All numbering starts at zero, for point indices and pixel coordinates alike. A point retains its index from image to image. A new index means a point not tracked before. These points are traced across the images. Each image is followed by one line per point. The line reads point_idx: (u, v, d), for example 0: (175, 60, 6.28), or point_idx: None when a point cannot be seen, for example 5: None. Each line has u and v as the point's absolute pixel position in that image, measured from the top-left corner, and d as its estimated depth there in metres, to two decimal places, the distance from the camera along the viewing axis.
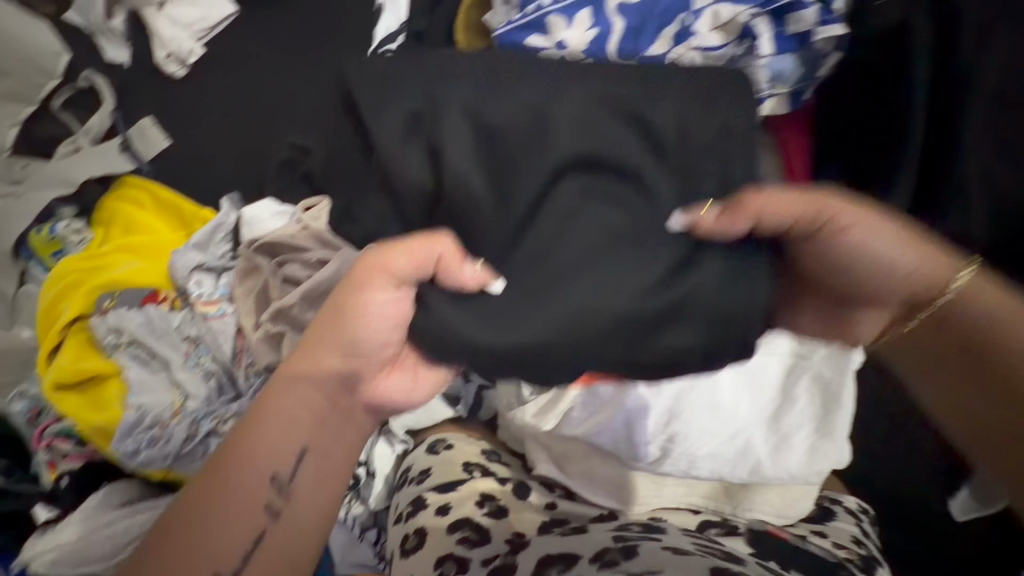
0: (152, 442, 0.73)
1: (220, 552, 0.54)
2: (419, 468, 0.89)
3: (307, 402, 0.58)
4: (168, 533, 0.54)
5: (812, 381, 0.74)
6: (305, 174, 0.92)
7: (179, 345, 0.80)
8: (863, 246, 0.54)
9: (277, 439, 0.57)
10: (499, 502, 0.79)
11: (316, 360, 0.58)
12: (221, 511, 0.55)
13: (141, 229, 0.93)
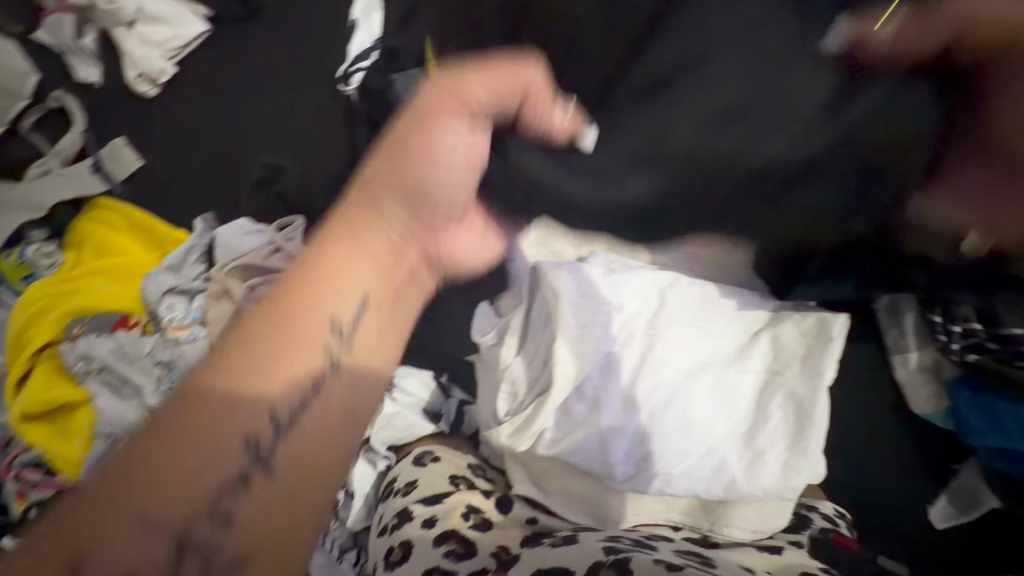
0: None
1: (276, 400, 0.49)
2: (405, 479, 0.88)
3: (371, 244, 0.57)
4: (205, 384, 0.47)
5: (785, 399, 0.74)
6: (280, 193, 0.94)
7: (150, 371, 0.79)
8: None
9: (337, 283, 0.55)
10: (483, 514, 0.79)
11: (372, 205, 0.59)
12: (284, 358, 0.50)
13: (115, 252, 0.92)
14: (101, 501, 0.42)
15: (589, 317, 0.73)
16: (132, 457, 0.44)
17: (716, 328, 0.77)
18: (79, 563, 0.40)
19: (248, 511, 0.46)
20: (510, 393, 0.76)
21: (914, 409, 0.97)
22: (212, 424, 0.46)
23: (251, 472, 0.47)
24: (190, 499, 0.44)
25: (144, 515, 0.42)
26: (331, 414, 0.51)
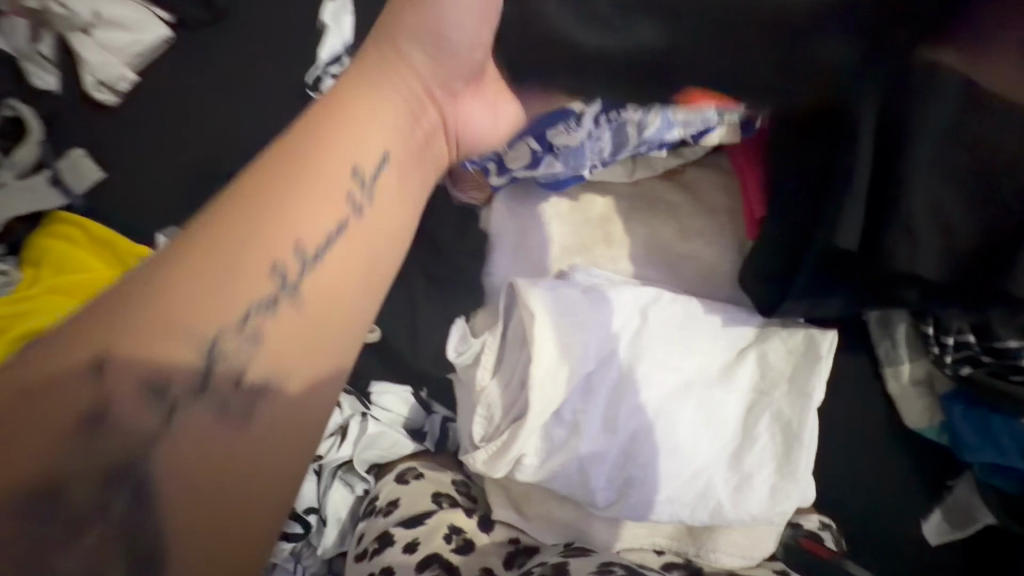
0: None
1: (303, 237, 0.48)
2: (387, 498, 0.85)
3: (388, 102, 0.56)
4: (229, 211, 0.46)
5: (772, 420, 0.71)
6: None
7: None
8: None
9: (359, 131, 0.53)
10: (465, 536, 0.78)
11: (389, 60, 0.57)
12: (301, 198, 0.48)
13: (74, 267, 0.87)
14: (126, 299, 0.41)
15: (567, 335, 0.70)
16: (164, 264, 0.44)
17: (700, 345, 0.73)
18: (105, 362, 0.40)
19: (273, 329, 0.46)
20: (485, 417, 0.72)
21: (907, 422, 0.94)
22: (238, 241, 0.45)
23: (278, 296, 0.46)
24: (225, 303, 0.44)
25: (168, 319, 0.42)
26: (355, 250, 0.51)
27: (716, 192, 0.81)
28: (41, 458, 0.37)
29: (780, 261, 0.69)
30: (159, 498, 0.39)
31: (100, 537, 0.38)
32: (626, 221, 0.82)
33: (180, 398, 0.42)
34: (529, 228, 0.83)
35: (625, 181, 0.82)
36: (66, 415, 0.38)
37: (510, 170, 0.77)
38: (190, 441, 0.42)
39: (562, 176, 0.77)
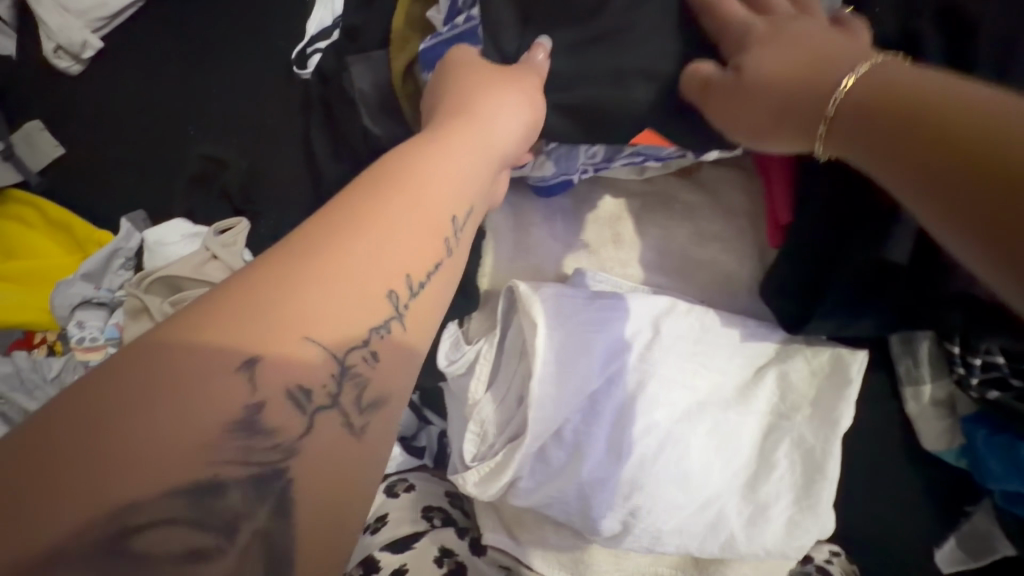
0: None
1: (423, 255, 0.41)
2: (376, 514, 0.81)
3: (495, 122, 0.52)
4: (357, 208, 0.39)
5: (793, 447, 0.65)
6: (224, 191, 0.81)
7: (48, 399, 0.67)
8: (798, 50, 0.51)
9: (471, 149, 0.49)
10: (457, 558, 0.74)
11: (482, 84, 0.54)
12: (389, 242, 0.39)
13: (29, 254, 0.80)
14: (252, 303, 0.33)
15: (574, 347, 0.63)
16: (289, 259, 0.36)
17: (718, 364, 0.67)
18: (254, 364, 0.32)
19: (389, 358, 0.38)
20: (477, 435, 0.65)
21: (924, 445, 0.88)
22: (372, 244, 0.38)
23: (395, 323, 0.38)
24: (351, 320, 0.36)
25: (298, 332, 0.34)
26: (454, 281, 0.45)
27: (737, 192, 0.74)
28: (180, 468, 0.30)
29: (809, 276, 0.64)
30: (301, 507, 0.32)
31: (250, 544, 0.31)
32: (637, 221, 0.76)
33: (241, 515, 0.31)
34: (530, 225, 0.76)
35: (637, 178, 0.75)
36: (207, 422, 0.31)
37: None
38: (321, 468, 0.33)
39: (551, 180, 0.70)
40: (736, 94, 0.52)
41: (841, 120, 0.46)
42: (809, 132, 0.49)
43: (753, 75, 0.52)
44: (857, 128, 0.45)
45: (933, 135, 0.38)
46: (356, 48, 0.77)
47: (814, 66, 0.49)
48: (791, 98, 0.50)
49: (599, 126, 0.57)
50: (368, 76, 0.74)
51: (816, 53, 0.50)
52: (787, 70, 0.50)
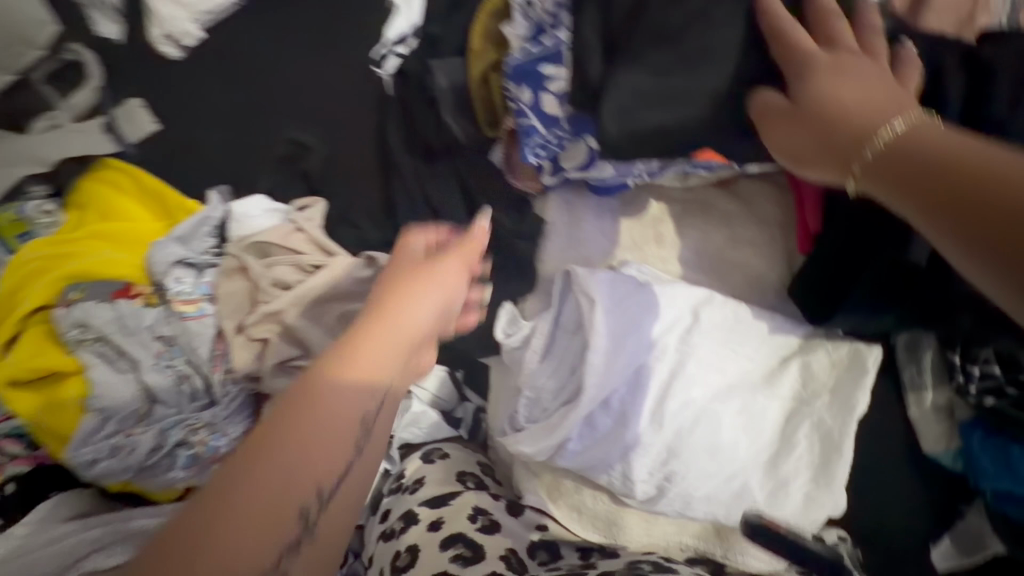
0: (113, 452, 0.64)
1: (331, 470, 0.54)
2: (413, 476, 0.88)
3: (412, 317, 0.64)
4: (280, 431, 0.52)
5: (812, 428, 0.73)
6: (305, 172, 0.90)
7: (149, 345, 0.74)
8: (847, 84, 0.58)
9: (385, 356, 0.60)
10: (491, 516, 0.78)
11: (412, 272, 0.66)
12: (306, 467, 0.52)
13: (121, 216, 0.88)
14: (218, 504, 0.48)
15: (626, 329, 0.71)
16: (215, 504, 0.49)
17: (749, 351, 0.75)
18: None
19: (297, 565, 0.52)
20: (532, 399, 0.73)
21: (924, 448, 0.96)
22: (288, 475, 0.51)
23: (303, 535, 0.52)
24: (276, 523, 0.50)
25: (224, 566, 0.47)
26: (363, 476, 0.58)
27: (770, 203, 0.83)
28: None
29: (835, 275, 0.72)
30: None
31: None
32: (677, 223, 0.85)
33: None
34: (583, 219, 0.84)
35: (679, 186, 0.85)
36: None
37: (563, 169, 0.78)
38: None
39: (609, 181, 0.79)
40: (792, 118, 0.60)
41: (875, 159, 0.53)
42: (843, 166, 0.56)
43: (812, 102, 0.58)
44: (889, 169, 0.51)
45: (955, 182, 0.45)
46: (436, 54, 0.87)
47: (850, 107, 0.57)
48: (837, 133, 0.57)
49: (668, 137, 0.66)
50: (448, 77, 0.83)
51: (877, 94, 0.57)
52: (844, 103, 0.57)
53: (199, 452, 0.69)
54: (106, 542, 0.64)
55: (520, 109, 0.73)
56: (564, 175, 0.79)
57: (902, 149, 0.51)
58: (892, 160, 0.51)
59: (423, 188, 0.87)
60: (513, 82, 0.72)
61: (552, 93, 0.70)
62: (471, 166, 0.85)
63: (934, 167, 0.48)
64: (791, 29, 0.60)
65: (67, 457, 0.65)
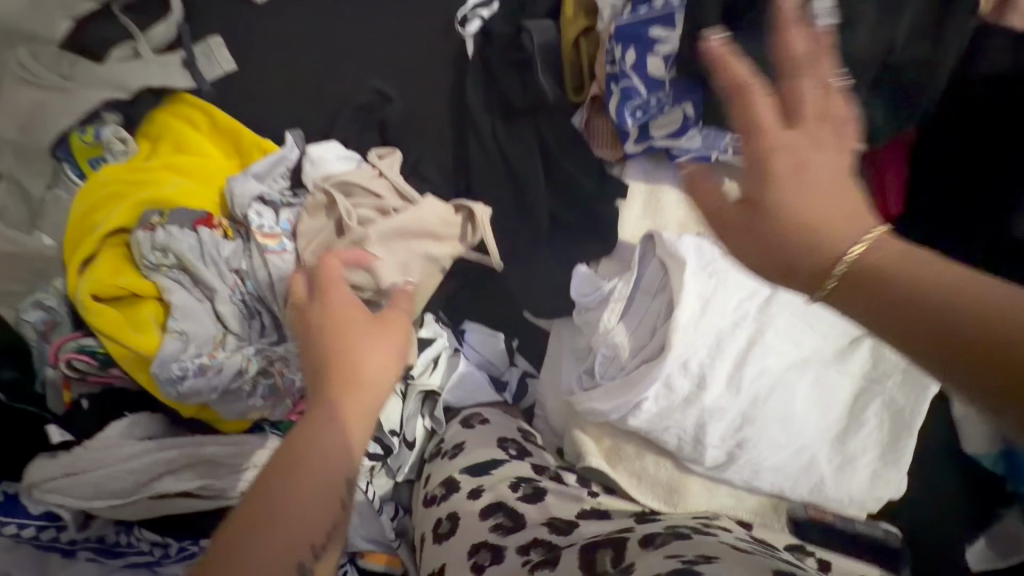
0: (201, 370, 0.64)
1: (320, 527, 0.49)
2: (453, 441, 0.88)
3: (375, 373, 0.58)
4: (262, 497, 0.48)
5: (882, 406, 0.73)
6: (382, 122, 0.89)
7: (230, 276, 0.73)
8: (812, 183, 0.43)
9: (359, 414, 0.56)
10: (534, 484, 0.75)
11: (359, 319, 0.61)
12: (285, 529, 0.47)
13: (192, 151, 0.86)
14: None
15: (713, 295, 0.72)
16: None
17: (823, 329, 0.76)
18: None
19: None
20: (609, 356, 0.74)
21: (965, 448, 0.97)
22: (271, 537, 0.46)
23: None
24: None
25: None
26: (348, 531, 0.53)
27: None
28: None
29: None
30: None
31: None
32: None
33: None
34: (660, 190, 0.85)
35: None
36: None
37: (650, 137, 0.79)
38: None
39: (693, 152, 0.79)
40: (742, 222, 0.45)
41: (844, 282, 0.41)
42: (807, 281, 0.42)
43: (768, 208, 0.44)
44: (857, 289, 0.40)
45: (947, 324, 0.35)
46: (525, 17, 0.87)
47: (808, 215, 0.43)
48: (792, 243, 0.43)
49: None
50: (538, 39, 0.84)
51: (839, 203, 0.43)
52: (808, 207, 0.43)
53: (276, 383, 0.68)
54: (182, 464, 0.63)
55: (622, 71, 0.74)
56: (648, 143, 0.80)
57: (875, 278, 0.39)
58: (867, 288, 0.39)
59: (501, 148, 0.87)
60: (618, 44, 0.73)
61: (659, 58, 0.72)
62: (553, 128, 0.86)
63: (934, 305, 0.36)
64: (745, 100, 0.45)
65: (152, 373, 0.64)
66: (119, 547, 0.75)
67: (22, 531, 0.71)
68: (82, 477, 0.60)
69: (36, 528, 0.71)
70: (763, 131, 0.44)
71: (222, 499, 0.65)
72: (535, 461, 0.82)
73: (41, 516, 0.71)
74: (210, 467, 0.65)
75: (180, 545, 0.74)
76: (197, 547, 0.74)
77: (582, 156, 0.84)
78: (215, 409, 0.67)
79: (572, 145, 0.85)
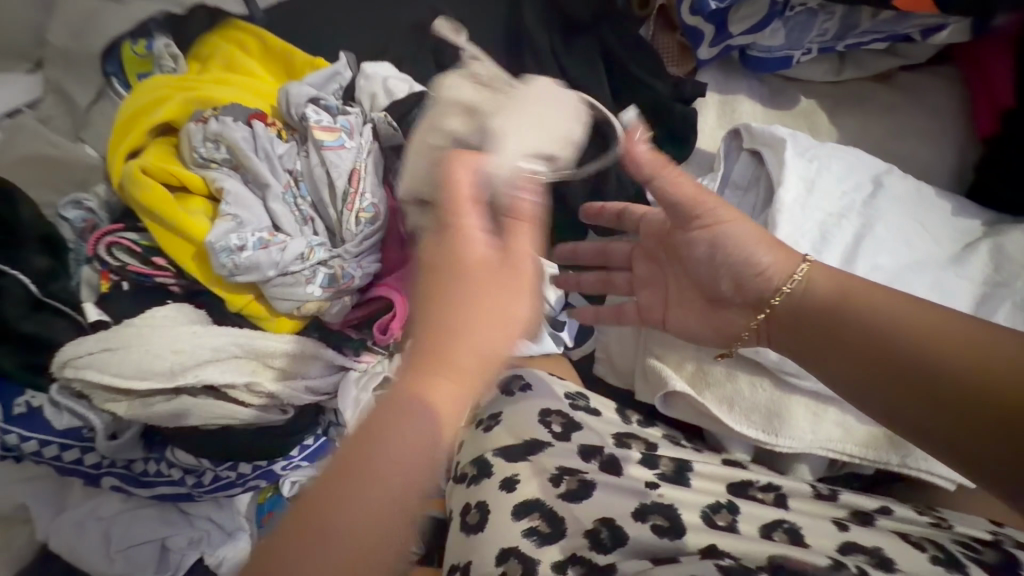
0: (262, 244, 0.58)
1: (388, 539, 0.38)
2: (490, 411, 0.79)
3: (476, 340, 0.41)
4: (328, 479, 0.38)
5: (1016, 309, 0.64)
6: (437, 40, 0.86)
7: (281, 174, 0.69)
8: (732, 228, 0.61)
9: (452, 390, 0.40)
10: (578, 477, 0.70)
11: (478, 251, 0.42)
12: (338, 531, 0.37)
13: (243, 70, 0.82)
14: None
15: (818, 182, 0.64)
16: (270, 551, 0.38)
17: (934, 229, 0.68)
18: None
19: None
20: None
21: None
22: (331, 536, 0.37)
23: None
24: None
25: None
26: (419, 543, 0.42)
27: (939, 94, 0.78)
28: None
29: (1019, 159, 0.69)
30: None
31: None
32: (831, 115, 0.80)
33: None
34: (734, 101, 0.80)
35: (828, 80, 0.81)
36: None
37: (727, 36, 0.74)
38: None
39: (774, 54, 0.75)
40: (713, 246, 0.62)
41: (811, 315, 0.58)
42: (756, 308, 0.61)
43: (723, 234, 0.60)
44: (830, 320, 0.56)
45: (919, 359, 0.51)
46: None
47: (750, 249, 0.60)
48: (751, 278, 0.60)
49: None
50: None
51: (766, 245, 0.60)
52: (739, 233, 0.60)
53: (336, 274, 0.62)
54: (232, 353, 0.58)
55: None
56: (726, 44, 0.75)
57: (824, 299, 0.57)
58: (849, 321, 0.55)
59: (561, 63, 0.83)
60: None
61: None
62: (619, 38, 0.81)
63: (892, 346, 0.53)
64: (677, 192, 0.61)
65: (207, 243, 0.57)
66: (149, 476, 0.66)
67: (46, 449, 0.62)
68: (123, 352, 0.53)
69: (58, 446, 0.63)
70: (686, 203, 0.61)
71: (272, 402, 0.62)
72: (581, 445, 0.74)
73: (59, 432, 0.62)
74: (257, 365, 0.60)
75: (214, 472, 0.65)
76: (234, 474, 0.65)
77: (651, 62, 0.79)
78: (270, 299, 0.60)
79: (639, 52, 0.80)
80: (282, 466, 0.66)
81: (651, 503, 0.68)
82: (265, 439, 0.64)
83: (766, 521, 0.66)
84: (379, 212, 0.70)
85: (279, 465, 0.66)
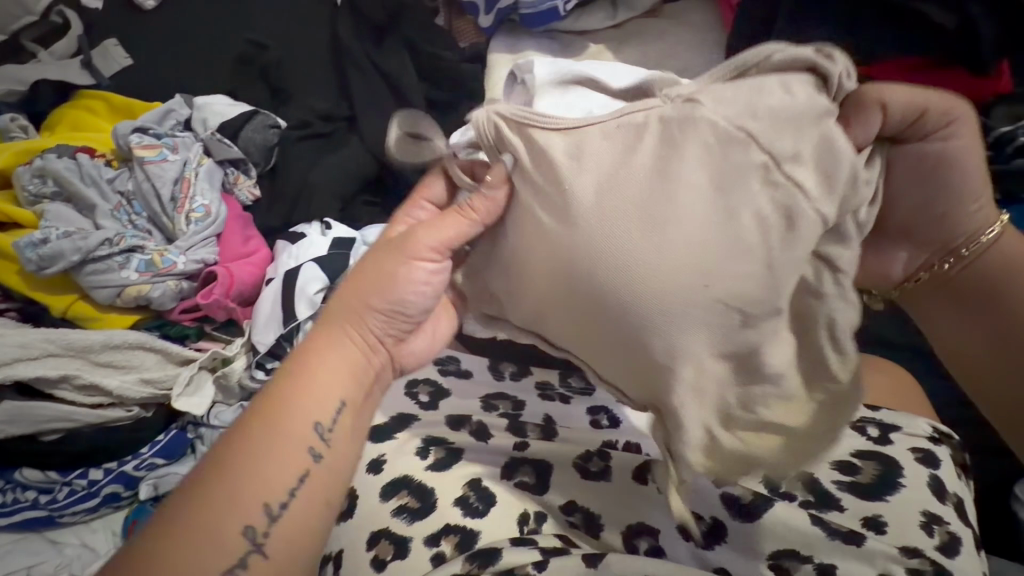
0: (66, 234, 0.65)
1: (285, 475, 0.43)
2: None
3: (370, 310, 0.49)
4: (237, 436, 0.43)
5: None
6: (262, 67, 0.95)
7: (109, 196, 0.74)
8: (943, 164, 0.50)
9: (338, 362, 0.48)
10: (448, 446, 0.65)
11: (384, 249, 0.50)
12: (254, 469, 0.42)
13: (91, 129, 0.90)
14: (202, 501, 0.40)
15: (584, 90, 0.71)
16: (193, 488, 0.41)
17: None
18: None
19: None
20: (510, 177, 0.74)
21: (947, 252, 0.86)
22: (241, 472, 0.41)
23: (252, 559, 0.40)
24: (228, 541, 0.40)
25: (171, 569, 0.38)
26: (331, 489, 0.45)
27: (697, 12, 0.89)
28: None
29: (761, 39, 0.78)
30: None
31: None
32: (617, 51, 0.87)
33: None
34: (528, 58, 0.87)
35: (609, 24, 0.89)
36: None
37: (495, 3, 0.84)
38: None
39: (540, 8, 0.84)
40: (924, 183, 0.51)
41: (957, 274, 0.55)
42: (933, 247, 0.55)
43: (955, 171, 0.51)
44: (984, 286, 0.55)
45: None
46: None
47: (953, 198, 0.52)
48: (931, 215, 0.53)
49: None
50: None
51: (978, 185, 0.52)
52: (956, 178, 0.51)
53: (153, 259, 0.68)
54: (48, 349, 0.63)
55: None
56: (497, 9, 0.85)
57: (1005, 267, 0.54)
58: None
59: (373, 64, 0.92)
60: None
61: None
62: (417, 28, 0.91)
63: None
64: (910, 95, 0.47)
65: (15, 245, 0.65)
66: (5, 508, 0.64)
67: None
68: None
69: None
70: (931, 140, 0.49)
71: (105, 400, 0.66)
72: (452, 417, 0.69)
73: None
74: (76, 359, 0.64)
75: (67, 485, 0.64)
76: (86, 483, 0.65)
77: (443, 41, 0.90)
78: (91, 291, 0.67)
79: (434, 36, 0.90)
80: (134, 465, 0.66)
81: (529, 459, 0.64)
82: (110, 437, 0.65)
83: (637, 465, 0.63)
84: (210, 211, 0.74)
85: (131, 464, 0.66)
